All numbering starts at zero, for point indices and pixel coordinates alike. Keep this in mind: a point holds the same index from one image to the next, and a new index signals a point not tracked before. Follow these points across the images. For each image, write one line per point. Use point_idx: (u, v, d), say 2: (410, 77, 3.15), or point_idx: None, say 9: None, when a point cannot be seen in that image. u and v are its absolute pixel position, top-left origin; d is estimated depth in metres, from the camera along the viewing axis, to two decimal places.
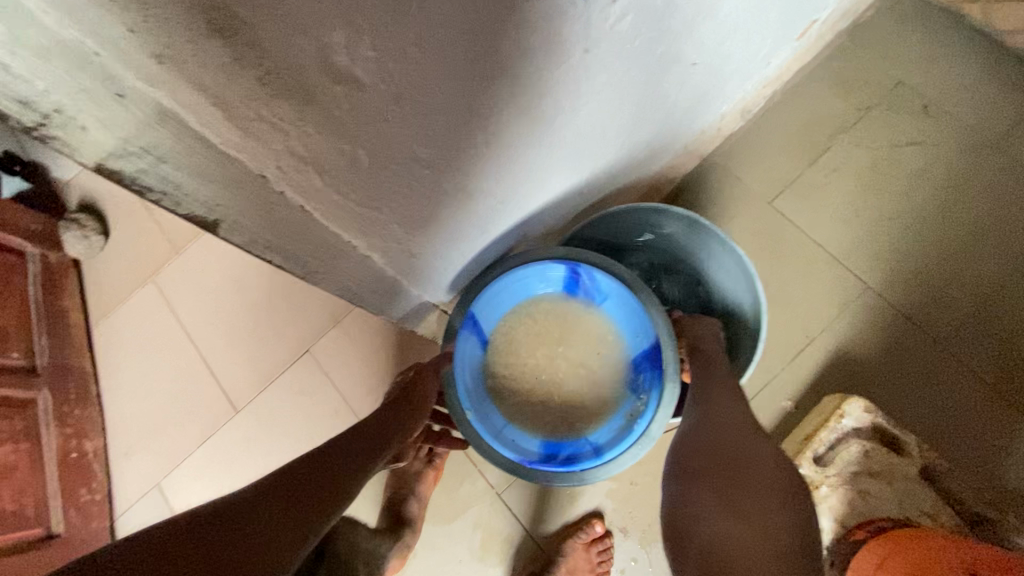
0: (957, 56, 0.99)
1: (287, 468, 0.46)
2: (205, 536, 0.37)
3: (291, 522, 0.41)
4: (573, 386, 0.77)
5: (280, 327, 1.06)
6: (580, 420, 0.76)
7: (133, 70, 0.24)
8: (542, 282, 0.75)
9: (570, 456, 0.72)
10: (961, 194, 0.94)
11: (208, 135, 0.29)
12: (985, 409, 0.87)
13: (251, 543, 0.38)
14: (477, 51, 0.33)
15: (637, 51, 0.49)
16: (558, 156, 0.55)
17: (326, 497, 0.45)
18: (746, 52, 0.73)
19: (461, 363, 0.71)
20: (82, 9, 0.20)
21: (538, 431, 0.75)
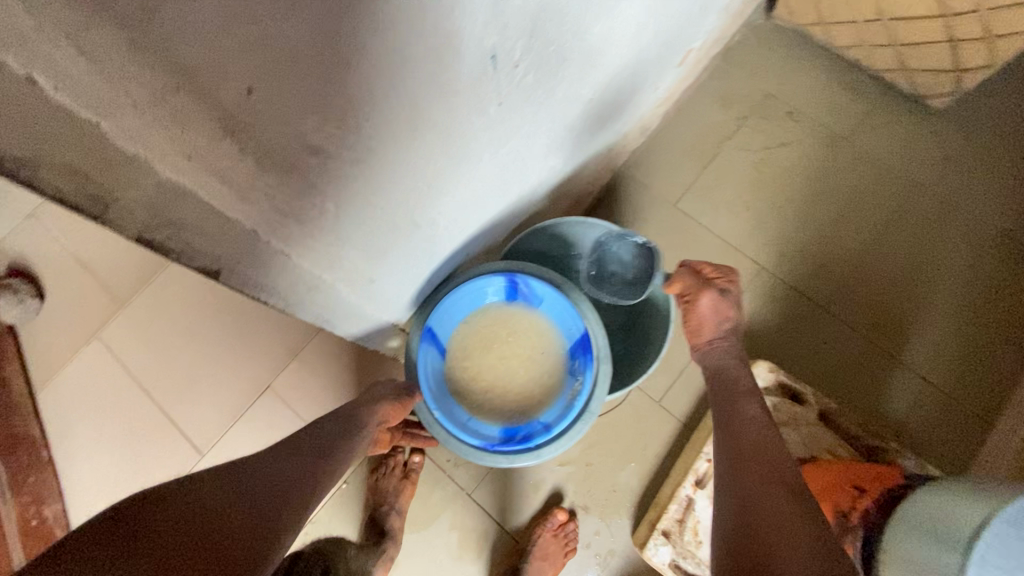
0: (808, 69, 1.20)
1: (292, 443, 0.62)
2: (246, 480, 0.53)
3: (307, 476, 0.58)
4: (523, 379, 0.86)
5: (243, 367, 1.09)
6: (532, 408, 0.85)
7: (170, 167, 0.32)
8: (487, 293, 0.85)
9: (525, 436, 0.82)
10: (825, 184, 1.14)
11: (216, 205, 0.36)
12: (863, 358, 1.05)
13: (280, 486, 0.55)
14: (412, 115, 0.43)
15: (539, 98, 0.60)
16: (483, 187, 0.64)
17: (326, 462, 0.62)
18: (635, 82, 0.87)
19: (422, 371, 0.82)
20: (141, 130, 0.29)
21: (496, 419, 0.84)
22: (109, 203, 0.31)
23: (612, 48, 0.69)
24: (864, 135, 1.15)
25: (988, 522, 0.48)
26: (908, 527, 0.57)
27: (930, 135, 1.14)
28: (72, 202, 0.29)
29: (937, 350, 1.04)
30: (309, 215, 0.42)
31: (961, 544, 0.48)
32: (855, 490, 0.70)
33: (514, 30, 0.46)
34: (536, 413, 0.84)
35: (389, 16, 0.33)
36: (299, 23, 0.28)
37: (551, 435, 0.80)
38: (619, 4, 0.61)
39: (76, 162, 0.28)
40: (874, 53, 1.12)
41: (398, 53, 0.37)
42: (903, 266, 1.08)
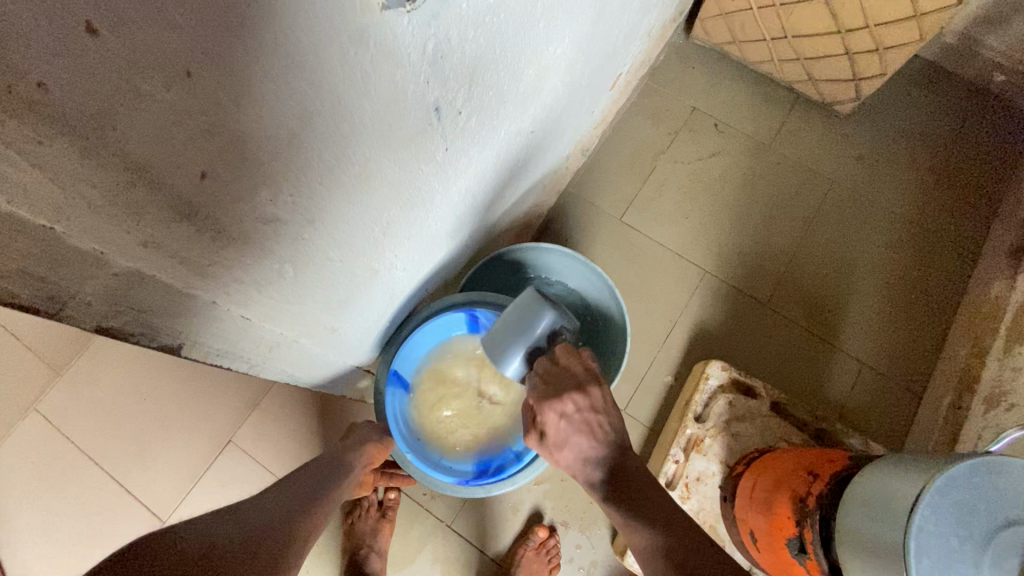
0: (728, 83, 1.29)
1: (290, 475, 0.64)
2: (264, 506, 0.55)
3: (315, 498, 0.61)
4: (493, 410, 0.89)
5: (200, 422, 1.05)
6: (503, 438, 0.88)
7: (126, 257, 0.32)
8: (450, 328, 0.86)
9: (498, 467, 0.85)
10: (754, 189, 1.22)
11: (174, 284, 0.36)
12: (806, 349, 1.12)
13: (294, 508, 0.57)
14: (362, 171, 0.44)
15: (482, 138, 0.63)
16: (436, 228, 0.66)
17: (328, 487, 0.64)
18: (571, 109, 0.91)
19: (392, 415, 0.82)
20: (99, 228, 0.29)
21: (470, 454, 0.88)
22: (67, 302, 0.31)
23: (546, 85, 0.73)
24: (784, 142, 1.25)
25: (922, 496, 0.51)
26: (854, 503, 0.61)
27: (843, 137, 1.25)
28: (30, 305, 0.29)
29: (869, 334, 1.13)
30: (269, 282, 0.43)
31: (904, 520, 0.52)
32: (809, 476, 0.75)
33: (452, 82, 0.49)
34: (507, 443, 0.87)
35: (330, 88, 0.35)
36: (243, 105, 0.30)
37: (522, 464, 0.82)
38: (549, 45, 0.65)
39: (35, 270, 0.28)
40: (784, 66, 1.22)
41: (343, 119, 0.38)
42: (830, 260, 1.17)
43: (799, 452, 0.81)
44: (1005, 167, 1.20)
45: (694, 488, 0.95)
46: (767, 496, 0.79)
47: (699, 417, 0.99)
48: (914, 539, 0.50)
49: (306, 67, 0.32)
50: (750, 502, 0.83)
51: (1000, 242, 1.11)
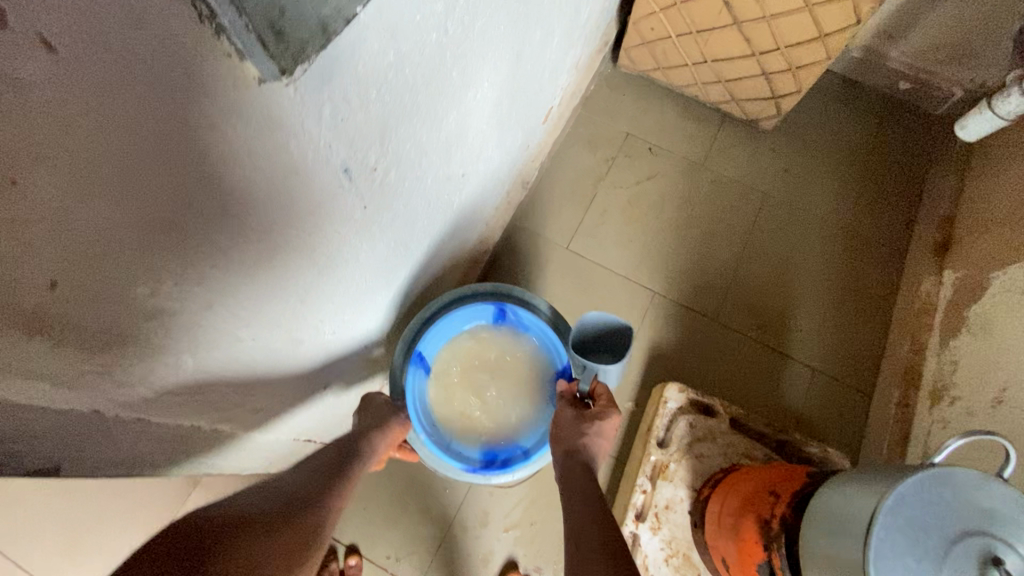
0: (658, 108, 1.33)
1: (311, 464, 0.64)
2: (288, 497, 0.56)
3: (336, 485, 0.61)
4: (507, 402, 0.86)
5: (122, 520, 0.92)
6: (513, 431, 0.85)
7: None
8: (476, 318, 0.88)
9: (505, 460, 0.83)
10: (694, 208, 1.25)
11: (44, 403, 0.32)
12: (759, 358, 1.14)
13: (316, 499, 0.58)
14: (265, 246, 0.42)
15: (408, 190, 0.61)
16: (369, 283, 0.63)
17: (346, 475, 0.64)
18: (504, 147, 0.91)
19: (411, 393, 0.82)
20: None
21: (479, 443, 0.85)
22: None
23: (472, 128, 0.72)
24: (717, 160, 1.29)
25: (876, 517, 0.51)
26: (815, 525, 0.60)
27: (770, 150, 1.30)
28: None
29: (820, 338, 1.16)
30: (167, 371, 0.40)
31: (862, 543, 0.52)
32: (771, 496, 0.74)
33: (363, 142, 0.47)
34: (517, 437, 0.84)
35: (210, 170, 0.33)
36: (92, 197, 0.27)
37: (532, 459, 0.80)
38: (467, 91, 0.64)
39: None
40: (708, 89, 1.26)
41: (232, 196, 0.36)
42: (774, 268, 1.21)
43: (761, 470, 0.81)
44: (921, 170, 1.28)
45: (664, 516, 0.93)
46: (734, 520, 0.78)
47: (662, 443, 0.97)
48: (874, 563, 0.50)
49: (168, 147, 0.30)
50: (718, 527, 0.81)
51: (924, 241, 1.18)
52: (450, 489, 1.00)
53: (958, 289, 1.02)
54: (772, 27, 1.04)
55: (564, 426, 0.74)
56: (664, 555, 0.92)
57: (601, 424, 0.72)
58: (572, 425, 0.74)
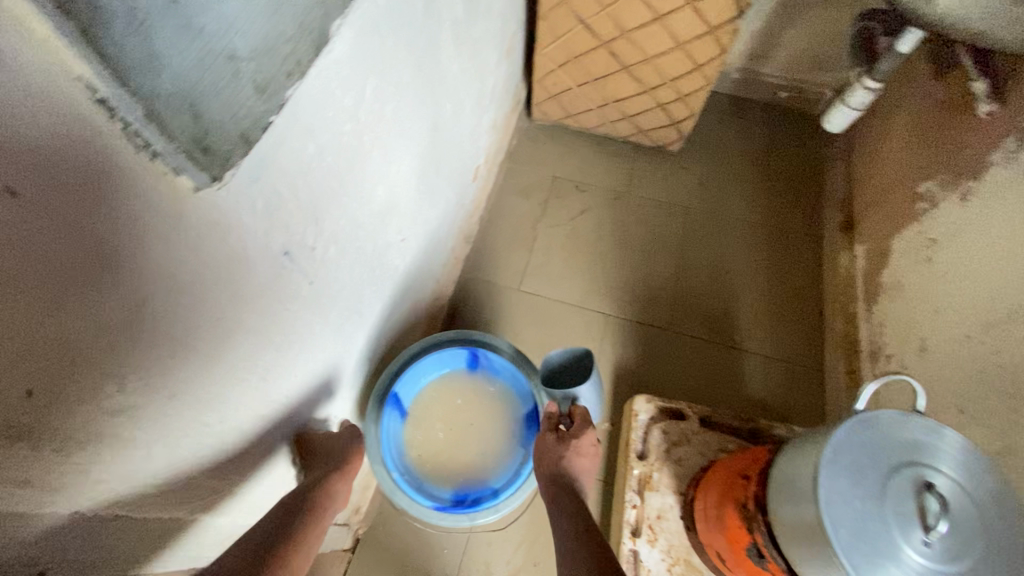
0: (577, 150, 1.46)
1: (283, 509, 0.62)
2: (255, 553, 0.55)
3: (304, 529, 0.60)
4: (480, 446, 0.89)
5: None
6: (484, 473, 0.87)
7: None
8: (451, 363, 0.91)
9: (474, 501, 0.83)
10: (628, 232, 1.35)
11: (22, 510, 0.34)
12: (716, 356, 1.21)
13: (284, 549, 0.57)
14: (219, 331, 0.46)
15: (350, 261, 0.66)
16: (325, 351, 0.67)
17: (313, 516, 0.62)
18: (438, 208, 0.99)
19: (385, 434, 0.83)
20: None
21: (451, 484, 0.86)
22: None
23: (402, 197, 0.79)
24: (638, 186, 1.41)
25: (820, 470, 0.56)
26: (779, 493, 0.63)
27: (684, 169, 1.43)
28: None
29: (765, 327, 1.24)
30: (139, 463, 0.43)
31: (813, 498, 0.56)
32: (744, 479, 0.79)
33: (298, 225, 0.52)
34: (487, 478, 0.86)
35: (159, 272, 0.38)
36: (57, 312, 0.32)
37: (500, 498, 0.81)
38: (391, 166, 0.72)
39: None
40: (617, 126, 1.40)
41: (184, 289, 0.40)
42: (710, 271, 1.31)
43: (734, 459, 0.85)
44: (815, 163, 1.43)
45: (658, 527, 0.95)
46: (718, 513, 0.81)
47: (642, 455, 1.01)
48: (826, 511, 0.54)
49: (123, 257, 0.35)
50: (707, 525, 0.84)
51: (833, 223, 1.31)
52: (447, 548, 1.00)
53: (871, 260, 1.15)
54: (657, 67, 1.19)
55: (545, 448, 0.77)
56: (666, 565, 0.93)
57: (579, 440, 0.76)
58: (554, 449, 0.76)
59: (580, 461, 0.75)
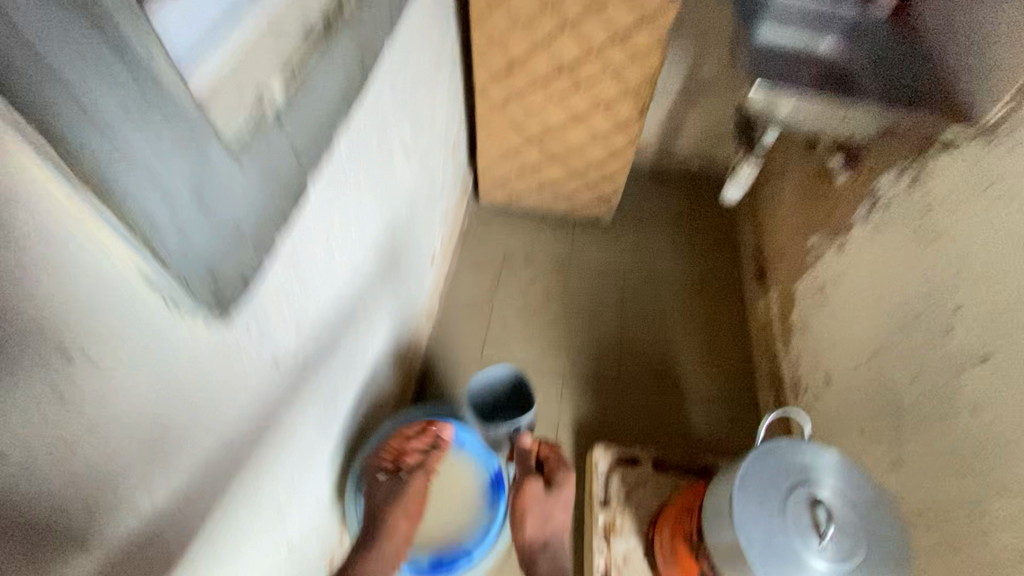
0: (523, 226, 1.63)
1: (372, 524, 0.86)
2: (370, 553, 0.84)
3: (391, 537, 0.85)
4: (452, 510, 0.97)
5: None
6: (457, 535, 0.95)
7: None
8: None
9: (450, 561, 0.92)
10: (575, 295, 1.50)
11: None
12: (662, 402, 1.34)
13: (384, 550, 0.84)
14: (217, 435, 0.55)
15: (325, 357, 0.77)
16: (302, 437, 0.76)
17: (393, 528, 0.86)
18: (400, 295, 1.11)
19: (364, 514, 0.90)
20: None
21: (427, 549, 0.93)
22: None
23: (368, 292, 0.91)
24: (579, 253, 1.59)
25: (732, 494, 0.68)
26: (710, 517, 0.73)
27: (618, 235, 1.62)
28: None
29: (702, 371, 1.39)
30: (157, 560, 0.50)
31: (729, 518, 0.67)
32: (688, 512, 0.90)
33: (280, 335, 0.63)
34: (461, 539, 0.94)
35: (174, 394, 0.48)
36: (102, 438, 0.41)
37: (472, 555, 0.90)
38: (356, 269, 0.84)
39: None
40: (555, 204, 1.59)
41: (196, 406, 0.51)
42: (650, 325, 1.46)
43: (681, 496, 0.96)
44: (729, 223, 1.65)
45: (625, 569, 1.03)
46: (671, 547, 0.91)
47: (604, 502, 1.10)
48: (739, 528, 0.65)
49: (150, 385, 0.45)
50: (664, 559, 0.92)
51: (750, 273, 1.51)
52: None
53: (781, 304, 1.33)
54: (583, 154, 1.41)
55: (535, 500, 0.90)
56: None
57: (564, 490, 0.91)
58: (543, 500, 0.90)
59: (565, 510, 0.91)
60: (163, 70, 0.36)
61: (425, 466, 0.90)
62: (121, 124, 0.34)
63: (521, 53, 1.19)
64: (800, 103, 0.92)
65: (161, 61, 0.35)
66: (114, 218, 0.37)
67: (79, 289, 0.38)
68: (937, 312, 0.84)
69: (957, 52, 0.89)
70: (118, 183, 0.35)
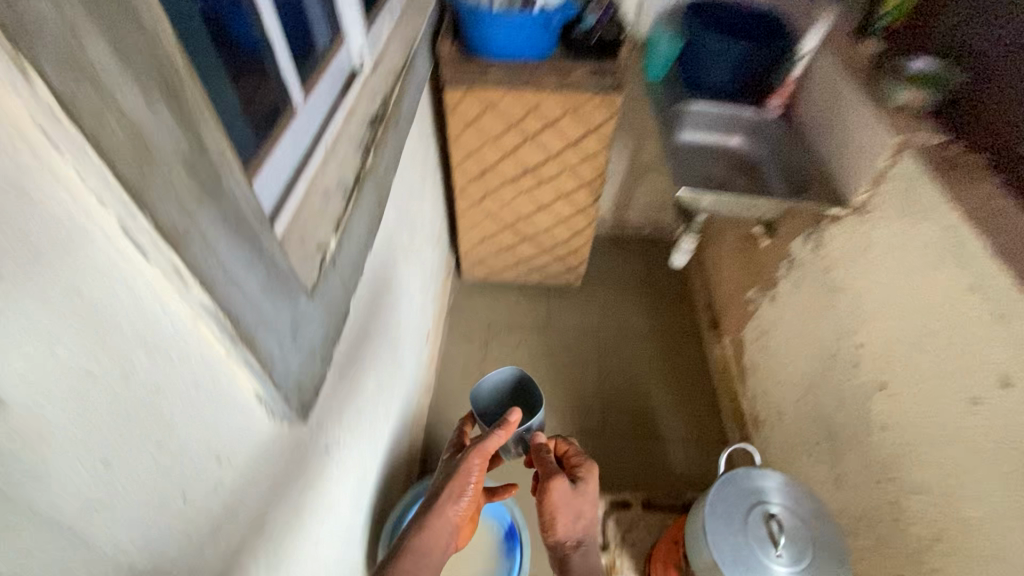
0: (503, 299, 1.82)
1: (425, 502, 0.86)
2: (423, 531, 0.82)
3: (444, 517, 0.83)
4: (473, 565, 1.09)
5: None
6: None
7: None
8: None
9: None
10: (556, 357, 1.67)
11: None
12: (644, 447, 1.49)
13: (442, 532, 0.83)
14: (297, 517, 0.68)
15: (357, 439, 0.91)
16: (345, 516, 0.88)
17: (447, 509, 0.84)
18: (405, 376, 1.26)
19: None
20: None
21: None
22: None
23: (383, 379, 1.06)
24: (555, 318, 1.77)
25: (705, 519, 0.84)
26: (690, 541, 0.89)
27: (587, 299, 1.83)
28: None
29: (675, 415, 1.56)
30: None
31: (704, 540, 0.83)
32: (676, 543, 1.06)
33: (329, 427, 0.77)
34: None
35: (277, 487, 0.61)
36: (243, 527, 0.54)
37: None
38: (375, 361, 1.00)
39: None
40: (530, 277, 1.79)
41: (286, 495, 0.64)
42: (625, 377, 1.64)
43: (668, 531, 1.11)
44: (681, 279, 1.89)
45: None
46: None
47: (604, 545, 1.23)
48: (713, 547, 0.81)
49: (241, 471, 0.53)
50: None
51: (705, 322, 1.72)
52: None
53: (734, 348, 1.54)
54: (551, 234, 1.63)
55: (562, 500, 0.86)
56: None
57: (588, 486, 0.90)
58: (570, 500, 0.87)
59: (594, 504, 0.90)
60: (239, 189, 0.47)
61: (480, 448, 0.86)
62: (263, 301, 0.51)
63: (492, 161, 1.42)
64: (721, 199, 1.14)
65: (237, 180, 0.46)
66: (240, 353, 0.49)
67: (236, 417, 0.53)
68: (846, 349, 1.05)
69: (822, 149, 1.16)
70: (265, 340, 0.51)
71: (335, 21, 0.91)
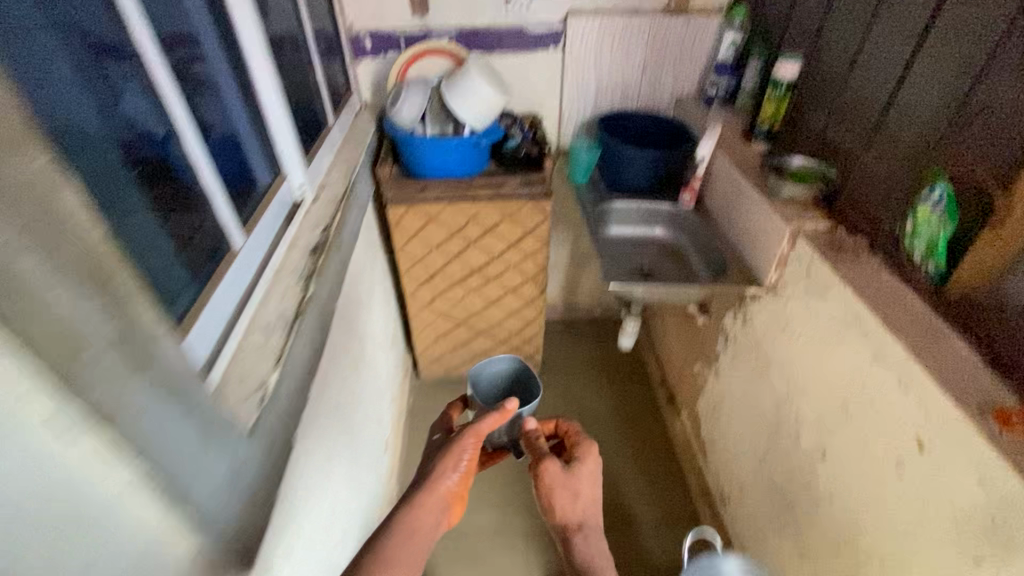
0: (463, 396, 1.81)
1: (415, 481, 0.80)
2: (413, 507, 0.75)
3: (436, 494, 0.77)
4: None
5: None
6: None
7: None
8: None
9: None
10: None
11: None
12: (619, 537, 1.46)
13: (432, 508, 0.76)
14: None
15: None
16: None
17: (438, 486, 0.78)
18: (362, 494, 1.22)
19: None
20: None
21: None
22: None
23: (337, 503, 1.03)
24: None
25: None
26: None
27: (547, 386, 1.85)
28: None
29: (646, 500, 1.55)
30: None
31: None
32: None
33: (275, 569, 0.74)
34: None
35: None
36: None
37: None
38: (327, 486, 0.97)
39: None
40: None
41: None
42: None
43: None
44: (636, 357, 1.96)
45: None
46: None
47: None
48: None
49: None
50: None
51: (663, 398, 1.77)
52: None
53: (692, 423, 1.57)
54: (503, 327, 1.68)
55: (557, 481, 0.84)
56: None
57: (586, 465, 0.88)
58: (565, 480, 0.85)
59: (594, 484, 0.89)
60: (165, 344, 0.47)
61: (475, 427, 0.81)
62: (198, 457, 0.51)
63: (439, 266, 1.49)
64: (651, 288, 1.19)
65: (163, 333, 0.46)
66: (165, 503, 0.48)
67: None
68: (788, 420, 1.10)
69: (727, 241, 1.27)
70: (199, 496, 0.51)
71: (275, 162, 0.98)
